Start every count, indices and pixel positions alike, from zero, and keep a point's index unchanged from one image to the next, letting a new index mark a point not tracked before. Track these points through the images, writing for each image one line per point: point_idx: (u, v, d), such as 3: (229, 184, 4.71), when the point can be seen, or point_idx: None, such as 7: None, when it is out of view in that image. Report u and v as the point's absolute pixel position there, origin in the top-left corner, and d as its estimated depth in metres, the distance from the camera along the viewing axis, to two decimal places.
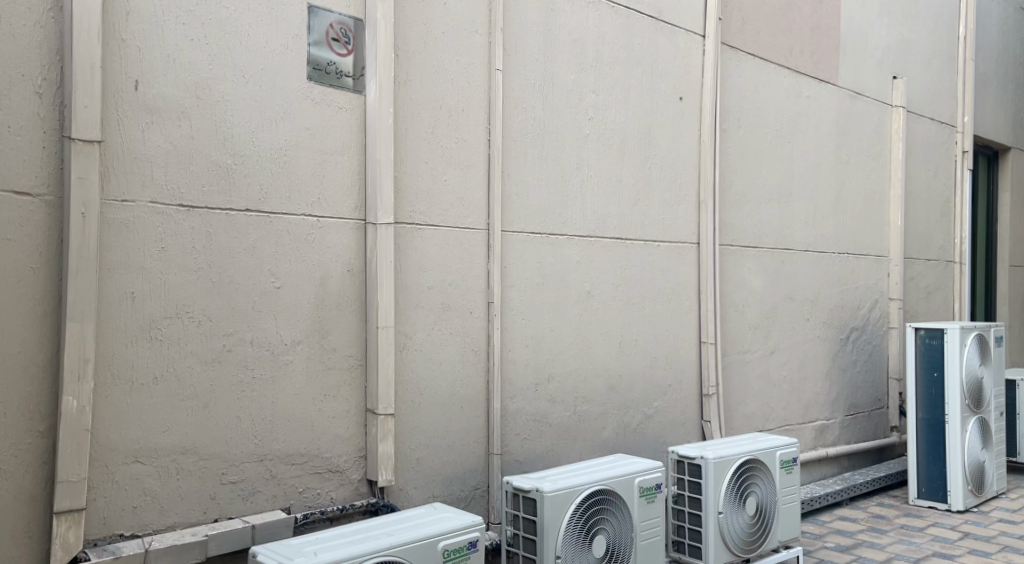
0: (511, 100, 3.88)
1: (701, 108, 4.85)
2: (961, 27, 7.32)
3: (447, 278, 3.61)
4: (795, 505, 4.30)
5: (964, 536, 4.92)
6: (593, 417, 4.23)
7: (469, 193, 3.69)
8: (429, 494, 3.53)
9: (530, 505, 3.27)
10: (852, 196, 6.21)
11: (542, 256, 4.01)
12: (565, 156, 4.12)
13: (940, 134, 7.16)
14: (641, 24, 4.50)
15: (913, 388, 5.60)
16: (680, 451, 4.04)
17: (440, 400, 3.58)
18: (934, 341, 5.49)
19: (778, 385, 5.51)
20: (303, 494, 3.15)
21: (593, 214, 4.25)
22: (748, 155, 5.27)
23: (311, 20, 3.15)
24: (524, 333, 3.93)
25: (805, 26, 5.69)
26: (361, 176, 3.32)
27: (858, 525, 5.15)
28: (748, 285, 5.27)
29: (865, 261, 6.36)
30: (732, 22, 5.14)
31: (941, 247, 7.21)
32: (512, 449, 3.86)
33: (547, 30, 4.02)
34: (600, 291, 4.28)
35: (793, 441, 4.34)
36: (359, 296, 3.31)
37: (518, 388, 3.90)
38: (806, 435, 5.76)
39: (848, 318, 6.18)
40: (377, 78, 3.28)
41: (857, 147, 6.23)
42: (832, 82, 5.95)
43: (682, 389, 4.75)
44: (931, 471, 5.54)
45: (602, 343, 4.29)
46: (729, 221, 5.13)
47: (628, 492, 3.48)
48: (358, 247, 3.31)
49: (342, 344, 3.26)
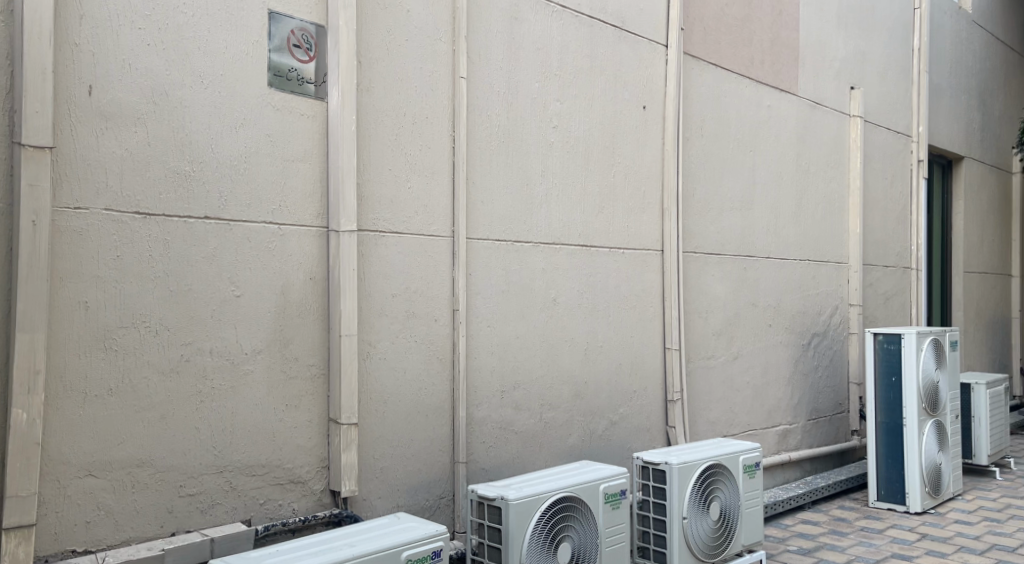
0: (475, 108, 3.88)
1: (664, 117, 4.89)
2: (915, 39, 7.48)
3: (411, 286, 3.59)
4: (758, 509, 4.34)
5: (922, 537, 5.00)
6: (559, 425, 4.23)
7: (433, 201, 3.68)
8: (393, 503, 3.50)
9: (494, 513, 3.25)
10: (812, 204, 6.31)
11: (508, 263, 4.01)
12: (529, 163, 4.13)
13: (896, 143, 7.31)
14: (605, 33, 4.53)
15: (872, 392, 5.70)
16: (644, 457, 4.05)
17: (405, 409, 3.55)
18: (891, 346, 5.59)
19: (741, 390, 5.56)
20: (264, 506, 3.10)
21: (559, 222, 4.27)
22: (710, 163, 5.33)
23: (272, 26, 3.13)
24: (489, 341, 3.92)
25: (766, 37, 5.78)
26: (323, 183, 3.29)
27: (820, 529, 5.21)
28: (711, 292, 5.32)
29: (825, 268, 6.46)
30: (695, 32, 5.21)
31: (898, 254, 7.36)
32: (477, 457, 3.84)
33: (511, 39, 4.03)
34: (565, 298, 4.29)
35: (755, 445, 4.38)
36: (321, 305, 3.28)
37: (483, 396, 3.89)
38: (769, 440, 5.82)
39: (810, 324, 6.27)
40: (339, 85, 3.26)
41: (816, 155, 6.34)
42: (791, 92, 6.05)
43: (647, 395, 4.77)
44: (890, 474, 5.63)
45: (567, 351, 4.30)
46: (692, 229, 5.18)
47: (593, 498, 3.49)
48: (320, 255, 3.28)
49: (304, 353, 3.22)
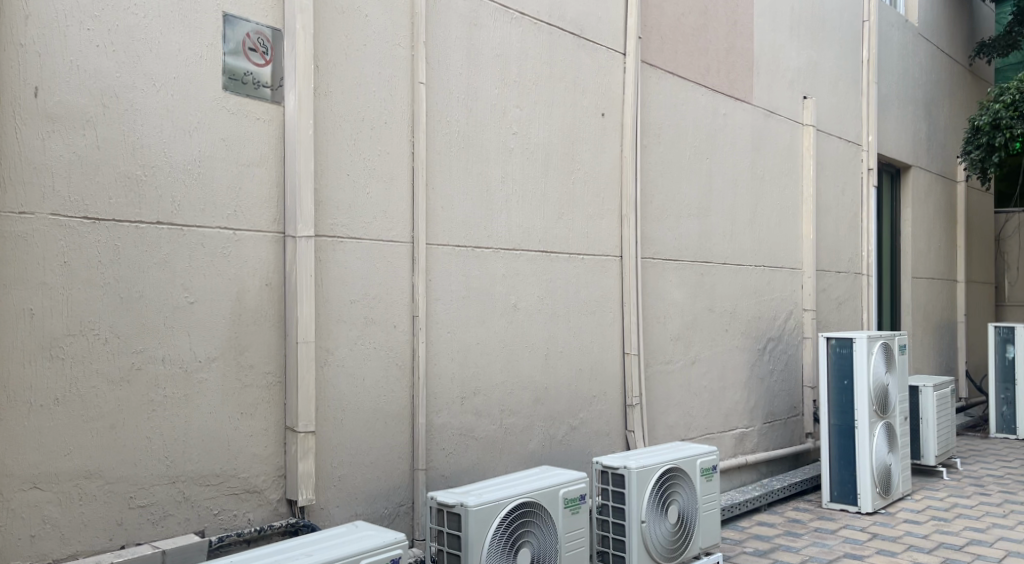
0: (434, 114, 3.87)
1: (622, 124, 4.94)
2: (865, 50, 7.67)
3: (370, 292, 3.56)
4: (715, 512, 4.39)
5: (873, 537, 5.10)
6: (519, 430, 4.24)
7: (393, 206, 3.67)
8: (351, 512, 3.47)
9: (454, 520, 3.24)
10: (767, 211, 6.41)
11: (468, 269, 4.01)
12: (489, 169, 4.13)
13: (847, 151, 7.47)
14: (564, 40, 4.56)
15: (826, 395, 5.80)
16: (604, 462, 4.07)
17: (363, 416, 3.52)
18: (844, 349, 5.70)
19: (699, 394, 5.62)
20: (218, 516, 3.05)
21: (518, 228, 4.27)
22: (668, 170, 5.39)
23: (227, 29, 3.08)
24: (449, 347, 3.90)
25: (721, 47, 5.87)
26: (279, 189, 3.25)
27: (775, 530, 5.28)
28: (669, 297, 5.38)
29: (780, 274, 6.56)
30: (652, 40, 5.26)
31: (850, 260, 7.52)
32: (437, 464, 3.83)
33: (470, 44, 4.04)
34: (525, 304, 4.30)
35: (712, 449, 4.43)
36: (278, 311, 3.24)
37: (443, 403, 3.87)
38: (726, 443, 5.89)
39: (765, 328, 6.37)
40: (296, 89, 3.23)
41: (771, 164, 6.45)
42: (746, 101, 6.15)
43: (606, 400, 4.80)
44: (843, 475, 5.74)
45: (527, 356, 4.30)
46: (651, 235, 5.23)
47: (552, 503, 3.49)
48: (277, 261, 3.24)
49: (260, 360, 3.18)
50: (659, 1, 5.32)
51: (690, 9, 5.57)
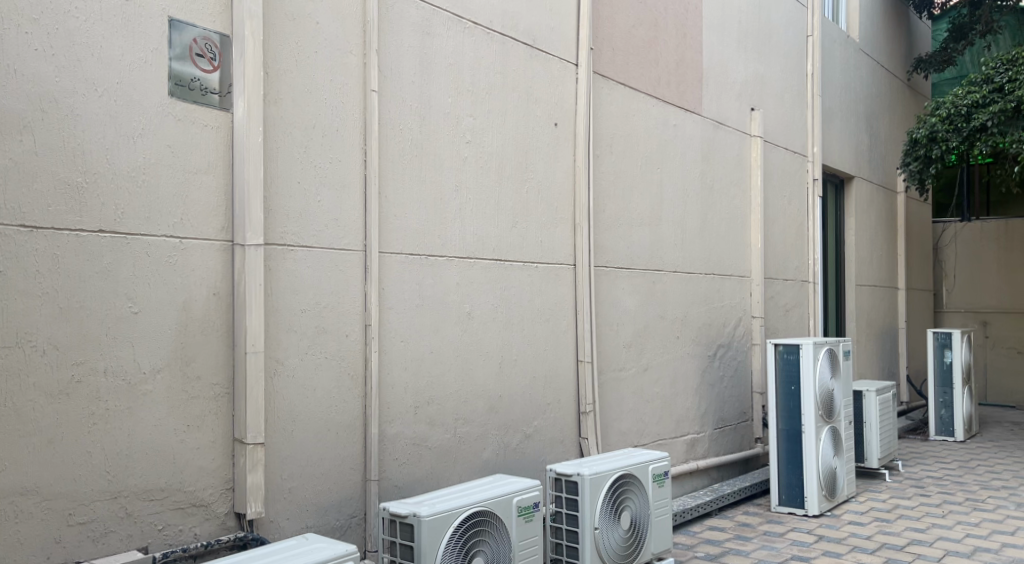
0: (387, 121, 3.85)
1: (574, 133, 4.98)
2: (809, 63, 7.86)
3: (321, 301, 3.53)
4: (666, 518, 4.44)
5: (819, 539, 5.20)
6: (473, 439, 4.22)
7: (345, 214, 3.63)
8: (302, 524, 3.42)
9: (406, 531, 3.21)
10: (717, 220, 6.52)
11: (421, 277, 3.99)
12: (442, 177, 4.12)
13: (793, 162, 7.64)
14: (517, 50, 4.59)
15: (774, 400, 5.90)
16: (558, 469, 4.08)
17: (315, 427, 3.48)
18: (791, 356, 5.81)
19: (651, 401, 5.68)
20: (163, 531, 2.97)
21: (472, 236, 4.27)
22: (620, 180, 5.44)
23: (172, 34, 3.03)
24: (402, 356, 3.88)
25: (671, 59, 5.96)
26: (227, 197, 3.20)
27: (726, 534, 5.35)
28: (622, 305, 5.43)
29: (729, 281, 6.67)
30: (604, 52, 5.32)
31: (797, 268, 7.68)
32: (390, 474, 3.80)
33: (423, 52, 4.03)
34: (479, 312, 4.30)
35: (663, 454, 4.48)
36: (226, 321, 3.19)
37: (396, 413, 3.84)
38: (677, 449, 5.96)
39: (715, 335, 6.47)
40: (245, 96, 3.19)
41: (720, 174, 6.56)
42: (696, 113, 6.26)
43: (561, 408, 4.82)
44: (791, 479, 5.84)
45: (481, 364, 4.29)
46: (603, 244, 5.28)
47: (506, 511, 3.49)
48: (225, 270, 3.19)
49: (207, 371, 3.12)
50: (611, 13, 5.38)
51: (641, 21, 5.64)
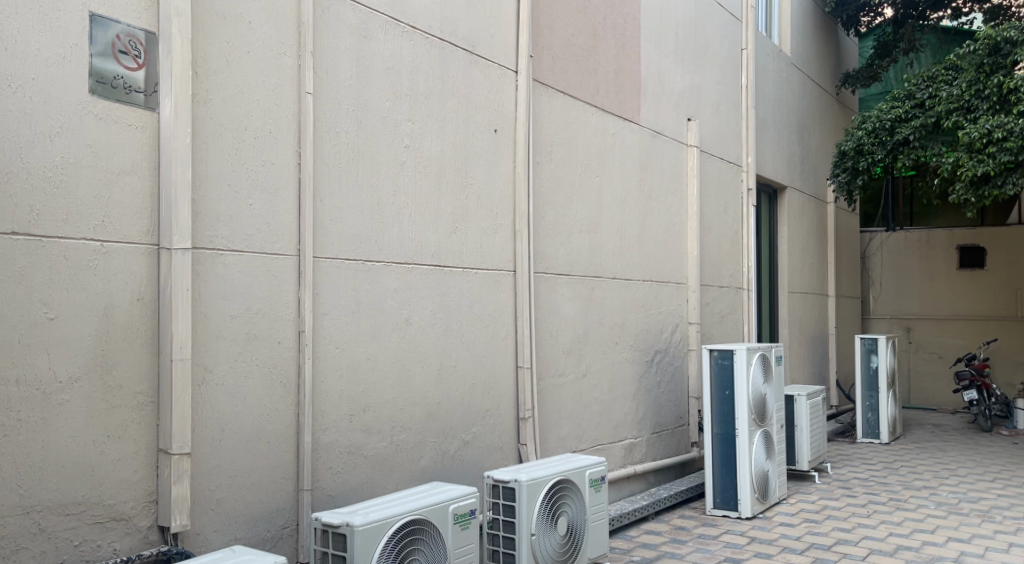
0: (322, 124, 3.79)
1: (514, 140, 4.98)
2: (744, 75, 8.03)
3: (252, 307, 3.44)
4: (603, 523, 4.46)
5: (751, 541, 5.29)
6: (410, 446, 4.18)
7: (278, 219, 3.56)
8: (230, 537, 3.32)
9: (339, 541, 3.15)
10: (655, 227, 6.61)
11: (358, 283, 3.94)
12: (379, 181, 4.07)
13: (728, 172, 7.79)
14: (456, 55, 4.57)
15: (709, 404, 6.00)
16: (495, 475, 4.07)
17: (245, 436, 3.39)
18: (725, 361, 5.91)
19: (589, 406, 5.71)
20: (80, 547, 2.85)
21: (410, 241, 4.23)
22: (560, 186, 5.47)
23: (94, 30, 2.93)
24: (337, 363, 3.81)
25: (610, 68, 6.02)
26: (153, 198, 3.10)
27: (662, 538, 5.41)
28: (561, 311, 5.46)
29: (666, 288, 6.76)
30: (543, 59, 5.33)
31: (731, 275, 7.83)
32: (323, 484, 3.72)
33: (359, 56, 3.98)
34: (417, 318, 4.26)
35: (600, 459, 4.51)
36: (150, 328, 3.09)
37: (331, 420, 3.77)
38: (615, 454, 6.01)
39: (652, 340, 6.54)
40: (172, 96, 3.10)
41: (658, 182, 6.66)
42: (634, 122, 6.34)
43: (500, 414, 4.80)
44: (725, 482, 5.94)
45: (419, 371, 4.25)
46: (543, 250, 5.29)
47: (441, 519, 3.46)
48: (149, 274, 3.08)
49: (130, 380, 3.01)
50: (550, 20, 5.40)
51: (580, 30, 5.69)
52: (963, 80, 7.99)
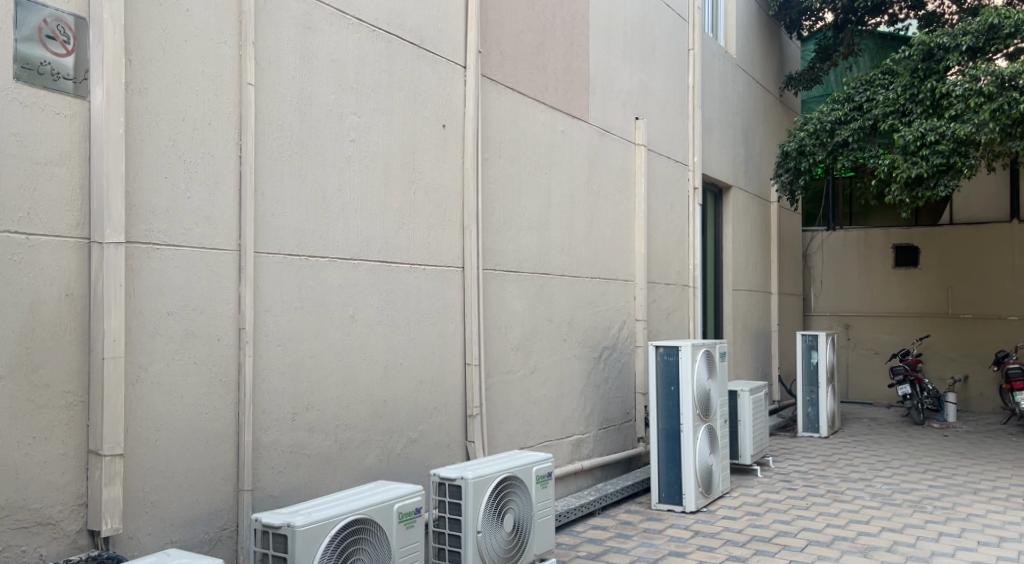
0: (264, 117, 3.71)
1: (463, 136, 4.95)
2: (690, 76, 8.13)
3: (189, 304, 3.35)
4: (549, 518, 4.47)
5: (695, 534, 5.36)
6: (355, 445, 4.12)
7: (217, 212, 3.46)
8: (165, 540, 3.22)
9: (279, 542, 3.09)
10: (603, 225, 6.64)
11: (300, 279, 3.86)
12: (324, 175, 4.00)
13: (675, 171, 7.87)
14: (403, 49, 4.51)
15: (654, 400, 6.05)
16: (441, 474, 4.03)
17: (182, 436, 3.30)
18: (671, 357, 5.97)
19: (537, 403, 5.70)
20: (3, 553, 2.74)
21: (356, 237, 4.17)
22: (508, 183, 5.45)
23: (20, 13, 2.81)
24: (279, 360, 3.74)
25: (559, 65, 6.02)
26: (83, 190, 3.00)
27: (608, 533, 5.44)
28: (510, 308, 5.44)
29: (614, 285, 6.80)
30: (492, 55, 5.30)
31: (678, 272, 7.92)
32: (264, 484, 3.64)
33: (304, 49, 3.90)
34: (363, 314, 4.20)
35: (547, 456, 4.51)
36: (80, 325, 2.98)
37: (272, 418, 3.70)
38: (562, 450, 6.02)
39: (600, 337, 6.57)
40: (104, 84, 2.99)
41: (606, 180, 6.69)
42: (583, 120, 6.36)
43: (447, 411, 4.76)
44: (670, 476, 6.00)
45: (365, 369, 4.20)
46: (491, 247, 5.27)
47: (386, 518, 3.42)
48: (80, 268, 2.98)
49: (58, 380, 2.90)
50: (499, 17, 5.37)
51: (529, 27, 5.67)
52: (899, 84, 8.24)
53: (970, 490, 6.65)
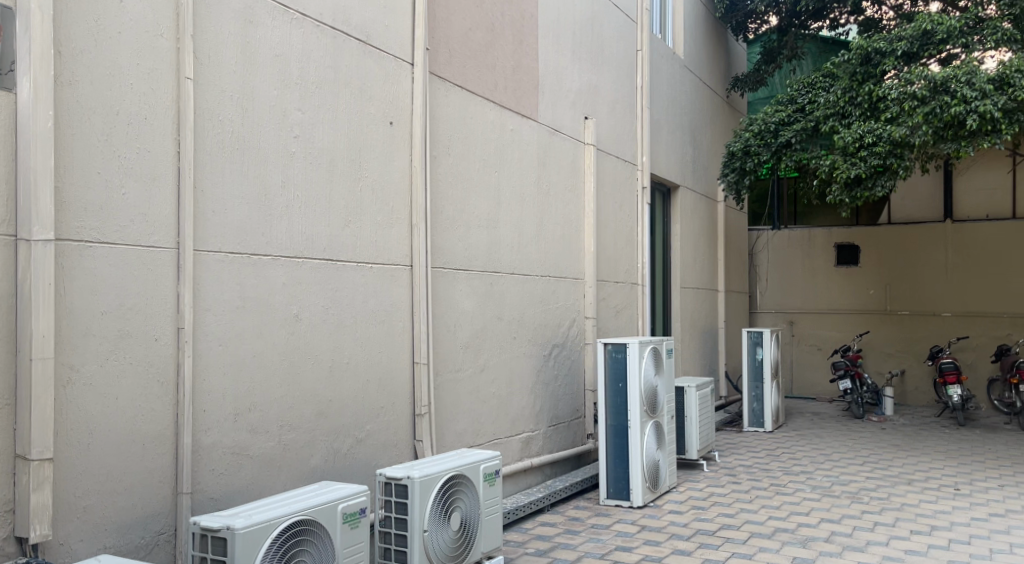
0: (203, 111, 3.63)
1: (410, 133, 4.91)
2: (639, 77, 8.21)
3: (124, 304, 3.26)
4: (496, 516, 4.47)
5: (641, 529, 5.41)
6: (300, 445, 4.07)
7: (153, 209, 3.38)
8: (98, 546, 3.14)
9: (218, 546, 3.02)
10: (553, 224, 6.66)
11: (243, 277, 3.79)
12: (267, 172, 3.94)
13: (623, 171, 7.94)
14: (348, 45, 4.45)
15: (603, 397, 6.09)
16: (387, 473, 3.99)
17: (116, 439, 3.21)
18: (619, 354, 6.02)
19: (486, 401, 5.70)
20: None
21: (300, 235, 4.12)
22: (457, 181, 5.43)
23: None
24: (220, 360, 3.66)
25: (507, 64, 6.02)
26: (9, 186, 2.91)
27: (556, 529, 5.46)
28: (459, 307, 5.43)
29: (564, 284, 6.83)
30: (440, 53, 5.27)
31: (627, 271, 7.99)
32: (204, 487, 3.57)
33: (245, 43, 3.83)
34: (308, 313, 4.14)
35: (494, 454, 4.51)
36: (6, 324, 2.89)
37: (213, 420, 3.62)
38: (512, 447, 6.03)
39: (550, 335, 6.60)
40: (31, 76, 2.90)
41: (556, 178, 6.72)
42: (532, 118, 6.37)
43: (394, 410, 4.73)
44: (618, 472, 6.06)
45: (309, 368, 4.14)
46: (440, 245, 5.25)
47: (329, 519, 3.38)
48: (6, 266, 2.89)
49: None
50: (448, 14, 5.34)
51: (478, 25, 5.66)
52: (839, 87, 8.37)
53: (905, 481, 6.84)
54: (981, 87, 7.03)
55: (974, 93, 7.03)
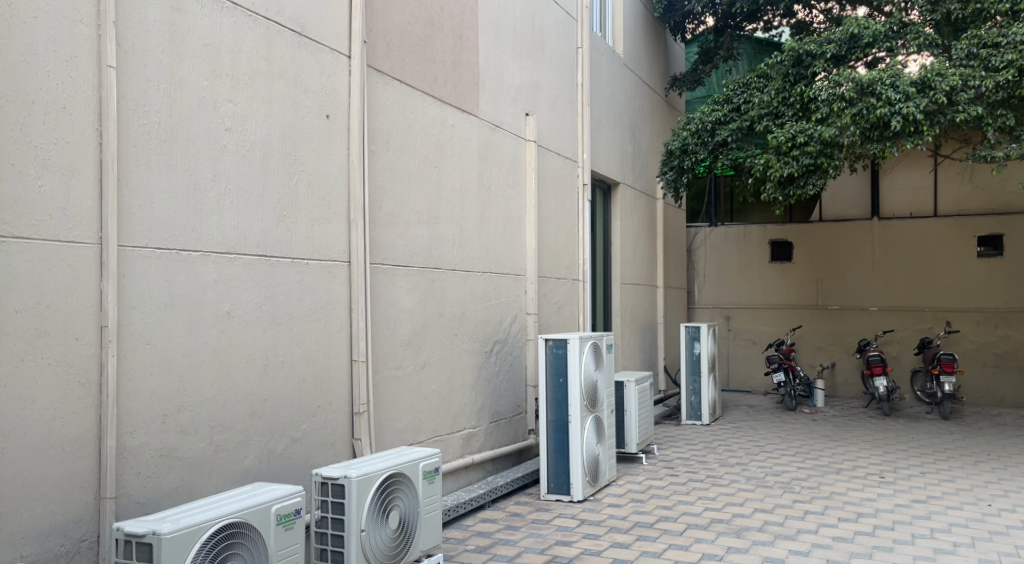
0: (128, 102, 3.49)
1: (347, 127, 4.83)
2: (579, 75, 8.24)
3: (41, 301, 3.13)
4: (435, 514, 4.43)
5: (581, 523, 5.43)
6: (233, 446, 3.96)
7: (73, 203, 3.24)
8: (13, 554, 3.00)
9: (142, 551, 2.91)
10: (494, 221, 6.63)
11: (171, 274, 3.67)
12: (197, 165, 3.81)
13: (564, 167, 7.96)
14: (282, 36, 4.35)
15: (543, 393, 6.09)
16: (323, 473, 3.91)
17: (31, 442, 3.07)
18: (560, 350, 6.00)
19: (427, 398, 5.65)
20: None
21: (232, 230, 4.00)
22: (396, 176, 5.37)
23: None
24: (147, 360, 3.53)
25: (447, 58, 5.97)
26: None
27: (496, 525, 5.44)
28: (399, 303, 5.36)
29: (505, 280, 6.82)
30: (378, 45, 5.19)
31: (568, 267, 8.02)
32: (130, 491, 3.44)
33: (172, 32, 3.70)
34: (240, 311, 4.03)
35: (433, 451, 4.47)
36: None
37: (140, 421, 3.50)
38: (453, 445, 5.99)
39: (491, 331, 6.57)
40: None
41: (497, 174, 6.69)
42: (472, 114, 6.32)
43: (332, 409, 4.64)
44: (559, 467, 6.07)
45: (243, 368, 4.04)
46: (379, 241, 5.17)
47: (262, 521, 3.29)
48: None
49: None
50: (385, 7, 5.26)
51: (417, 18, 5.60)
52: (773, 87, 8.55)
53: (835, 471, 7.03)
54: (904, 89, 7.25)
55: (898, 96, 7.25)
